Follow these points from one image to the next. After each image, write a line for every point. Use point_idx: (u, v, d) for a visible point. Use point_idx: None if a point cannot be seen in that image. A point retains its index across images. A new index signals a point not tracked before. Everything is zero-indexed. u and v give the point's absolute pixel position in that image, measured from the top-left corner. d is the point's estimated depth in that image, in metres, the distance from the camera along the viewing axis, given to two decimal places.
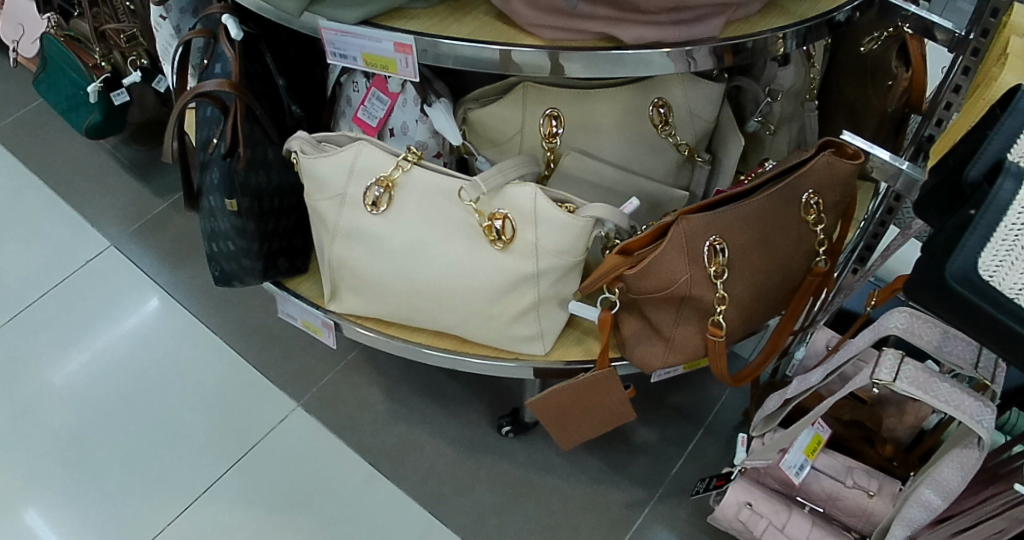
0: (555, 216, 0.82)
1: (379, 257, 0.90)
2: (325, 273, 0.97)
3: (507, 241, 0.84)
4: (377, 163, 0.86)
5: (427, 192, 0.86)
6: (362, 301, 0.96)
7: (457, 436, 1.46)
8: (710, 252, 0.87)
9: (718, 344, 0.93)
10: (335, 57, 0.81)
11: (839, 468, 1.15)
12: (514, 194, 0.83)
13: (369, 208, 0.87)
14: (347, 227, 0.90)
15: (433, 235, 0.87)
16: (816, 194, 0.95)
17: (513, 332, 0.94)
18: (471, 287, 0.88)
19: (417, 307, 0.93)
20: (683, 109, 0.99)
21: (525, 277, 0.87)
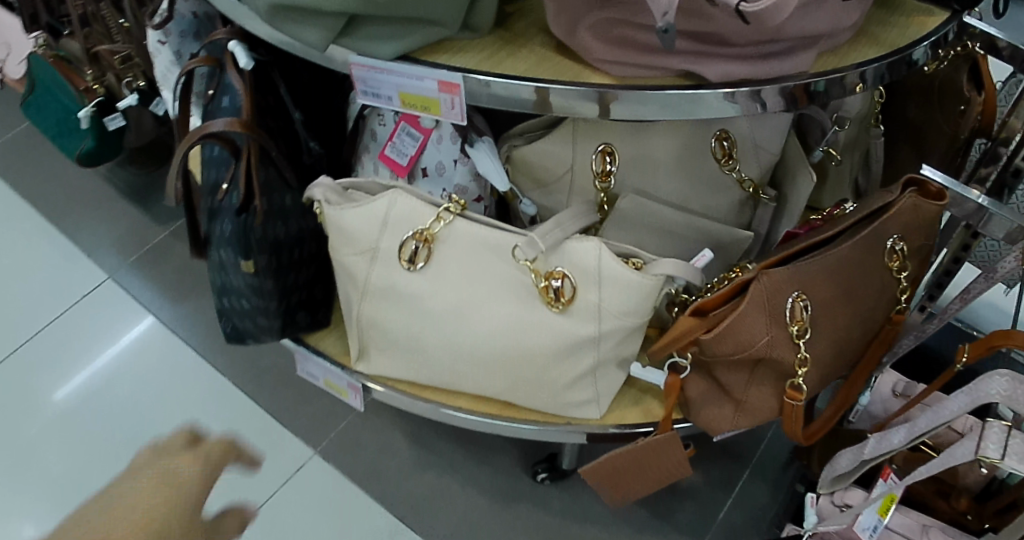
0: (622, 276, 0.73)
1: (416, 319, 0.79)
2: (352, 332, 0.86)
3: (566, 303, 0.74)
4: (413, 215, 0.76)
5: (472, 248, 0.75)
6: (395, 363, 0.86)
7: (489, 485, 1.36)
8: (793, 311, 0.77)
9: (797, 408, 0.83)
10: (366, 96, 0.70)
11: (913, 527, 1.04)
12: (576, 251, 0.73)
13: (405, 265, 0.77)
14: (379, 285, 0.79)
15: (478, 295, 0.76)
16: (901, 239, 0.84)
17: (568, 398, 0.84)
18: (523, 353, 0.78)
19: (459, 373, 0.82)
20: (747, 141, 0.89)
21: (585, 341, 0.77)
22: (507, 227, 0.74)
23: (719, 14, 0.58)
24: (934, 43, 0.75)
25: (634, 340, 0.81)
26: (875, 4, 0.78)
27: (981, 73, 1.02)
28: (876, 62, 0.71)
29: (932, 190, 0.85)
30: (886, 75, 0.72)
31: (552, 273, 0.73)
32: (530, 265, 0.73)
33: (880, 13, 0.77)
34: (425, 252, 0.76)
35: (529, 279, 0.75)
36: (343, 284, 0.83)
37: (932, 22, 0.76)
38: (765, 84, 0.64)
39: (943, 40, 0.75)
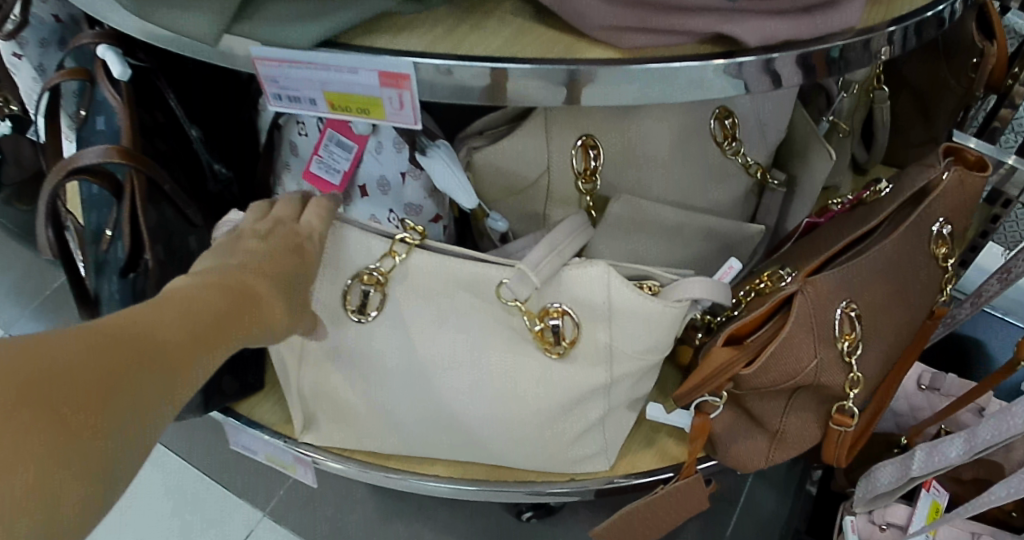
0: (637, 310, 0.59)
1: (375, 380, 0.65)
2: (296, 408, 0.69)
3: (568, 347, 0.61)
4: (357, 252, 0.60)
5: (439, 287, 0.61)
6: (350, 438, 0.70)
7: (470, 531, 1.14)
8: (842, 322, 0.63)
9: (844, 434, 0.69)
10: (280, 102, 0.53)
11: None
12: (576, 281, 0.60)
13: (353, 316, 0.62)
14: (324, 344, 0.64)
15: (457, 347, 0.63)
16: (947, 222, 0.72)
17: (570, 457, 0.68)
18: (514, 412, 0.64)
19: (436, 439, 0.67)
20: (751, 118, 0.74)
21: (594, 392, 0.64)
22: (487, 260, 0.59)
23: None
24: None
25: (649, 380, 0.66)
26: None
27: (992, 19, 0.91)
28: (907, 19, 0.56)
29: (971, 158, 0.73)
30: (916, 36, 0.57)
31: (551, 311, 0.60)
32: (524, 305, 0.60)
33: None
34: (376, 291, 0.61)
35: (523, 321, 0.61)
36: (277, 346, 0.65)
37: None
38: (790, 47, 0.50)
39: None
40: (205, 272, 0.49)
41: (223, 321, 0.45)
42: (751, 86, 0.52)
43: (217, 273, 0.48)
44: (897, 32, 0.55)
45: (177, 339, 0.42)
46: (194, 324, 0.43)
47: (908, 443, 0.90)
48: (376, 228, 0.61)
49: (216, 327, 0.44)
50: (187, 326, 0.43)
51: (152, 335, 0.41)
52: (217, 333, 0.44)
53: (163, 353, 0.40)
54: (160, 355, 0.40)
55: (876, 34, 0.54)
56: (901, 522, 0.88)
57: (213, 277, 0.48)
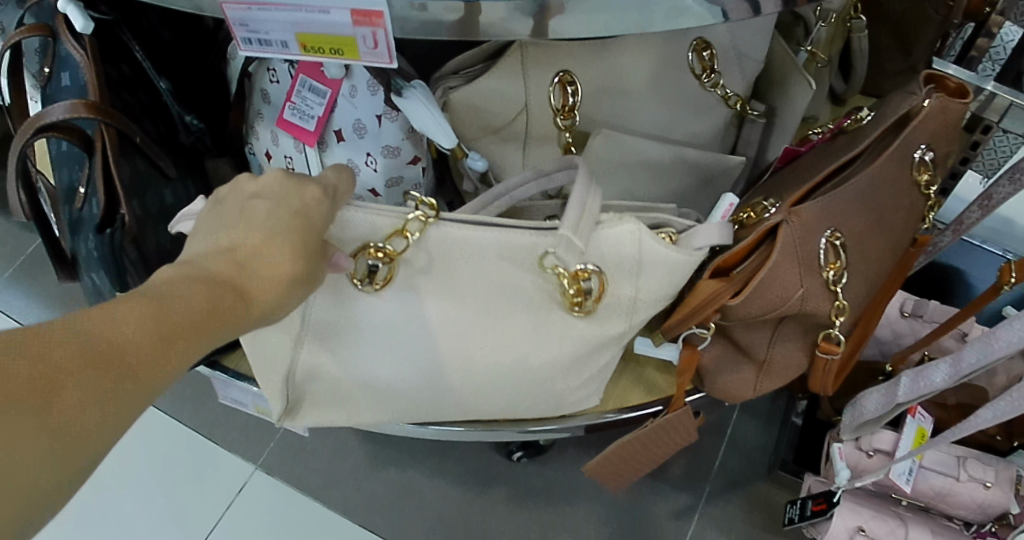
0: (666, 257, 0.58)
1: (378, 357, 0.62)
2: (285, 395, 0.65)
3: (596, 304, 0.60)
4: (359, 228, 0.56)
5: (456, 255, 0.58)
6: (332, 416, 0.68)
7: (460, 472, 1.17)
8: (827, 252, 0.63)
9: (830, 362, 0.70)
10: (250, 45, 0.51)
11: (949, 462, 0.94)
12: (610, 239, 0.57)
13: (359, 283, 0.58)
14: (323, 321, 0.60)
15: (472, 317, 0.61)
16: (929, 147, 0.72)
17: (565, 402, 0.68)
18: (528, 376, 0.64)
19: (448, 410, 0.66)
20: (729, 50, 0.73)
21: (610, 339, 0.64)
22: (518, 228, 0.57)
23: None
24: None
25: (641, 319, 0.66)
26: None
27: None
28: None
29: (952, 85, 0.74)
30: None
31: (584, 274, 0.58)
32: (565, 270, 0.58)
33: None
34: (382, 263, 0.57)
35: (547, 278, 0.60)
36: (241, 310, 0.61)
37: None
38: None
39: None
40: (200, 250, 0.45)
41: (199, 316, 0.41)
42: (729, 13, 0.51)
43: (208, 255, 0.44)
44: None
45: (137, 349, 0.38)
46: (159, 328, 0.39)
47: (892, 370, 0.92)
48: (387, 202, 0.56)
49: (190, 327, 0.41)
50: (151, 332, 0.39)
51: (117, 340, 0.38)
52: (193, 335, 0.41)
53: (116, 368, 0.37)
54: (104, 372, 0.37)
55: None
56: (887, 447, 0.89)
57: (208, 259, 0.44)
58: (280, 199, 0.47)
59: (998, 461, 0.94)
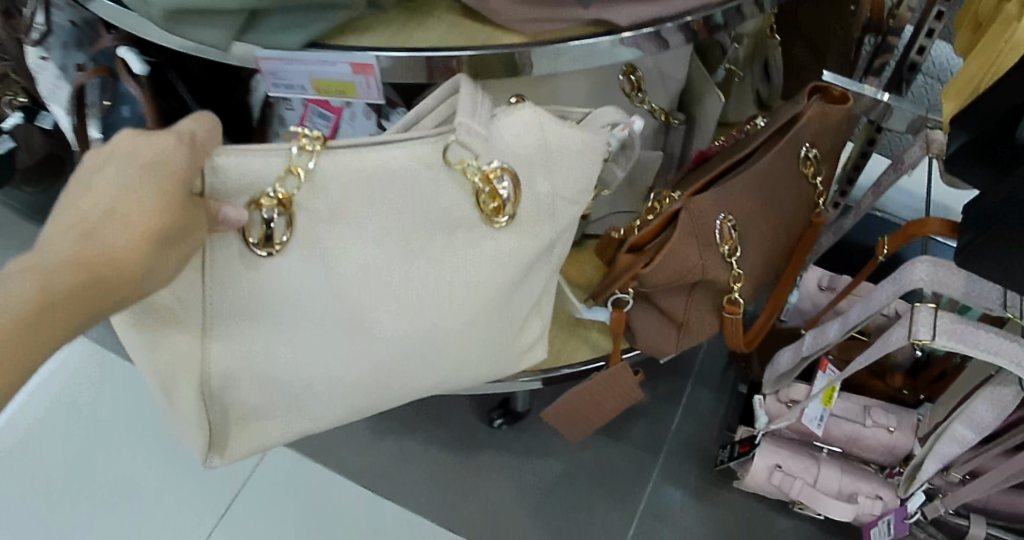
0: (573, 141, 0.70)
1: (284, 333, 0.69)
2: (205, 416, 0.72)
3: (513, 206, 0.70)
4: (247, 170, 0.61)
5: (348, 194, 0.65)
6: (258, 421, 0.75)
7: (447, 438, 1.36)
8: (722, 231, 0.82)
9: (735, 320, 0.90)
10: (277, 89, 0.70)
11: (856, 410, 1.09)
12: (513, 127, 0.68)
13: (263, 246, 0.64)
14: (218, 307, 0.66)
15: (378, 263, 0.68)
16: (811, 145, 0.90)
17: (500, 341, 0.80)
18: (428, 326, 0.72)
19: (366, 372, 0.73)
20: (654, 71, 0.91)
21: (542, 248, 0.75)
22: (400, 144, 0.65)
23: None
24: None
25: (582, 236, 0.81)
26: None
27: None
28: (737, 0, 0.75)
29: (835, 93, 0.90)
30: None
31: (496, 169, 0.67)
32: (473, 163, 0.66)
33: None
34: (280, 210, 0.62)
35: (463, 190, 0.68)
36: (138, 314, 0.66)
37: None
38: (668, 21, 0.71)
39: None
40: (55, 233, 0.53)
41: (37, 313, 0.51)
42: (643, 51, 0.72)
43: (59, 239, 0.52)
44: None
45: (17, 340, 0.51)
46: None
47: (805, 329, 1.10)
48: (263, 144, 0.61)
49: (25, 333, 0.51)
50: None
51: None
52: (27, 340, 0.51)
53: None
54: None
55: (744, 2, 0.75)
56: (801, 397, 1.07)
57: (59, 247, 0.52)
58: (128, 169, 0.54)
59: (902, 410, 1.08)
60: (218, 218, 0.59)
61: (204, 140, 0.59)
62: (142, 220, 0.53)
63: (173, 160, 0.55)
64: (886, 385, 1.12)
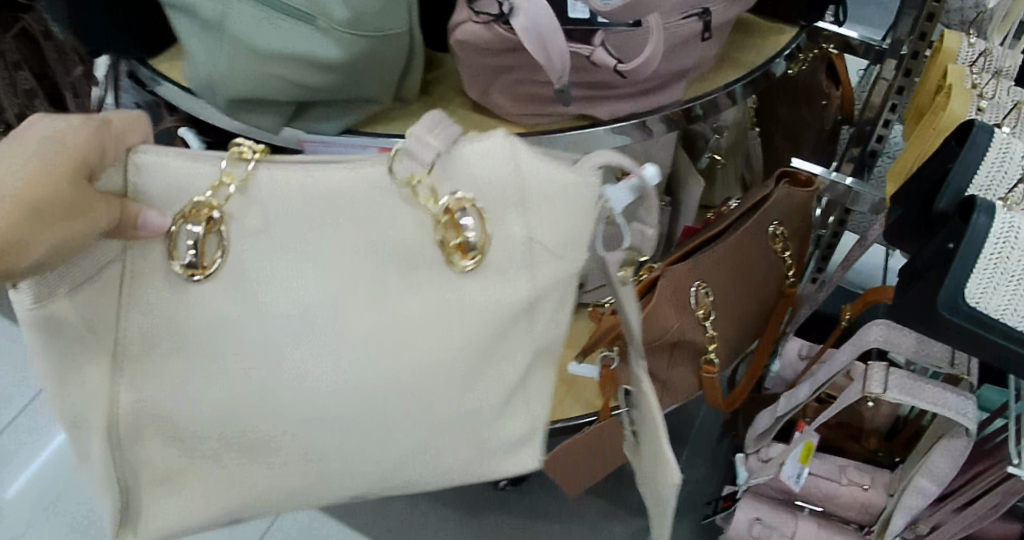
0: (557, 177, 0.63)
1: (205, 369, 0.63)
2: (115, 473, 0.65)
3: (478, 248, 0.63)
4: (177, 177, 0.59)
5: (279, 216, 0.60)
6: (179, 488, 0.67)
7: (456, 499, 1.45)
8: (697, 297, 0.95)
9: (712, 379, 1.02)
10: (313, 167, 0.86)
11: (832, 469, 1.14)
12: (479, 153, 0.62)
13: (188, 273, 0.60)
14: (134, 336, 0.61)
15: (316, 302, 0.62)
16: (780, 224, 1.03)
17: (461, 414, 0.69)
18: (368, 385, 0.64)
19: (296, 437, 0.65)
20: (642, 157, 1.03)
21: (519, 310, 0.66)
22: (343, 169, 0.61)
23: (608, 71, 0.77)
24: (752, 82, 0.93)
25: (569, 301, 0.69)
26: (737, 32, 1.00)
27: (837, 71, 1.16)
28: (704, 96, 0.89)
29: (803, 178, 1.02)
30: (753, 85, 0.93)
31: (450, 201, 0.61)
32: (427, 193, 0.61)
33: (741, 39, 0.99)
34: (212, 230, 0.60)
35: (422, 224, 0.62)
36: (49, 338, 0.60)
37: (783, 40, 0.98)
38: (649, 114, 0.85)
39: (759, 80, 0.93)
40: None
41: None
42: (629, 138, 0.85)
43: None
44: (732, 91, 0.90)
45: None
46: None
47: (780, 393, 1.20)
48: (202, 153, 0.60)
49: None
50: None
51: None
52: None
53: None
54: None
55: (716, 95, 0.90)
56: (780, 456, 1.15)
57: None
58: (25, 147, 0.52)
59: (876, 469, 1.13)
60: (135, 222, 0.56)
61: (122, 129, 0.58)
62: (14, 187, 0.50)
63: (76, 139, 0.54)
64: (862, 446, 1.18)
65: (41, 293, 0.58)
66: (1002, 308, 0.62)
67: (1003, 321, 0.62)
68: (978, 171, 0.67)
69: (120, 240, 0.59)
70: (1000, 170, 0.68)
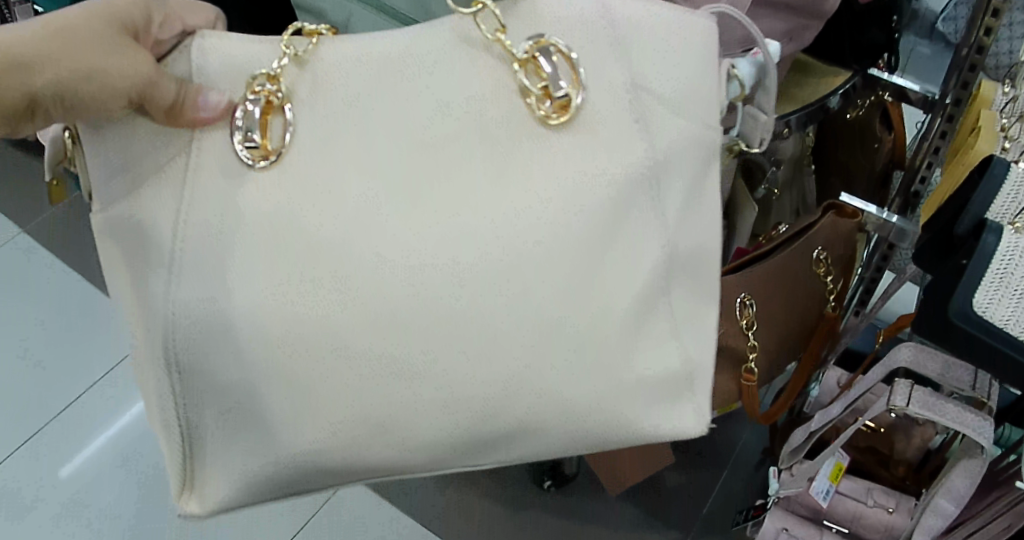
0: (652, 35, 0.68)
1: (272, 275, 0.62)
2: (175, 411, 0.66)
3: (557, 105, 0.64)
4: (240, 55, 0.63)
5: (354, 90, 0.63)
6: (246, 431, 0.67)
7: (503, 494, 1.56)
8: (740, 306, 1.06)
9: (752, 387, 1.10)
10: None
11: (860, 490, 1.19)
12: (558, 8, 0.66)
13: (250, 161, 0.62)
14: (190, 253, 0.62)
15: (388, 194, 0.63)
16: (824, 249, 1.10)
17: (556, 338, 0.66)
18: (451, 286, 0.64)
19: (364, 337, 0.63)
20: None
21: (609, 207, 0.66)
22: (404, 49, 0.64)
23: None
24: (806, 116, 1.06)
25: (696, 202, 0.72)
26: (797, 72, 1.13)
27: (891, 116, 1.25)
28: None
29: (849, 211, 1.09)
30: (808, 118, 1.06)
31: (530, 45, 0.64)
32: (502, 37, 0.64)
33: (800, 78, 1.12)
34: (276, 106, 0.62)
35: (508, 93, 0.65)
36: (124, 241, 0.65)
37: (839, 80, 1.08)
38: None
39: (813, 116, 1.06)
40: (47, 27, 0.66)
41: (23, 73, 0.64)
42: None
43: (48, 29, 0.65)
44: (791, 120, 1.04)
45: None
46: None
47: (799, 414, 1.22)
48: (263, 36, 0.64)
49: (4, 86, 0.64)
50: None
51: None
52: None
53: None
54: None
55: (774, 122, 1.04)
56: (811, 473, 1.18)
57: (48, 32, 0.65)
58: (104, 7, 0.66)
59: (902, 495, 1.18)
60: (196, 100, 0.60)
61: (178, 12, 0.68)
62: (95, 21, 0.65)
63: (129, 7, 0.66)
64: (891, 474, 1.23)
65: (107, 189, 0.64)
66: (1006, 320, 0.69)
67: (1008, 331, 0.69)
68: (997, 200, 0.76)
69: (188, 130, 0.62)
70: (1017, 200, 0.76)
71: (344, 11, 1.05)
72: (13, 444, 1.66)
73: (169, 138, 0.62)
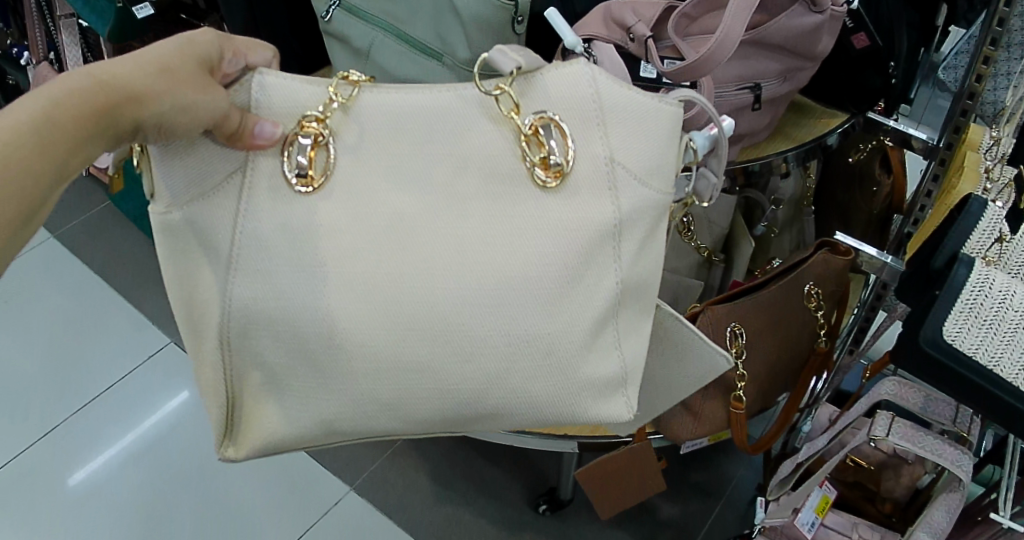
0: (634, 105, 0.68)
1: (279, 272, 0.66)
2: (228, 372, 0.71)
3: (557, 173, 0.67)
4: (291, 97, 0.65)
5: (393, 127, 0.66)
6: (277, 395, 0.72)
7: (499, 516, 1.58)
8: (731, 336, 1.09)
9: (740, 415, 1.12)
10: None
11: (846, 524, 1.20)
12: (559, 81, 0.66)
13: (296, 185, 0.65)
14: (241, 251, 0.66)
15: (401, 197, 0.66)
16: (815, 285, 1.14)
17: (543, 341, 0.69)
18: (448, 287, 0.66)
19: (372, 331, 0.66)
20: (703, 218, 1.23)
21: (599, 228, 0.68)
22: (437, 89, 0.66)
23: None
24: (801, 157, 1.10)
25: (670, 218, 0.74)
26: (796, 113, 1.17)
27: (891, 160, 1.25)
28: (759, 162, 1.08)
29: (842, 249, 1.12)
30: (806, 156, 1.10)
31: (533, 120, 0.66)
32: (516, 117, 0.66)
33: (798, 118, 1.16)
34: (322, 143, 0.65)
35: (516, 151, 0.67)
36: (172, 239, 0.68)
37: (834, 121, 1.14)
38: None
39: (807, 155, 1.10)
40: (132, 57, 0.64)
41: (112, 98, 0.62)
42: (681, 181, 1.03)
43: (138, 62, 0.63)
44: (789, 156, 1.09)
45: (26, 167, 0.58)
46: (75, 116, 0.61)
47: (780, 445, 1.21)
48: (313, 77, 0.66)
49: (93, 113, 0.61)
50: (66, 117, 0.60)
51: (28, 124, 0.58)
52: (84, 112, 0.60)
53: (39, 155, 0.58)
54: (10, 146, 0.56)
55: (772, 159, 1.08)
56: None
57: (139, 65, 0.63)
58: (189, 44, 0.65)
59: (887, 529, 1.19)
60: (253, 128, 0.63)
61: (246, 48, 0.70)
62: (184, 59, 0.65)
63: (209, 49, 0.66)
64: (877, 511, 1.24)
65: (167, 198, 0.67)
66: (975, 349, 0.72)
67: (977, 360, 0.71)
68: (971, 238, 0.79)
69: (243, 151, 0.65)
70: (992, 235, 0.80)
71: (369, 37, 1.13)
72: (31, 438, 1.71)
73: (227, 156, 0.65)
